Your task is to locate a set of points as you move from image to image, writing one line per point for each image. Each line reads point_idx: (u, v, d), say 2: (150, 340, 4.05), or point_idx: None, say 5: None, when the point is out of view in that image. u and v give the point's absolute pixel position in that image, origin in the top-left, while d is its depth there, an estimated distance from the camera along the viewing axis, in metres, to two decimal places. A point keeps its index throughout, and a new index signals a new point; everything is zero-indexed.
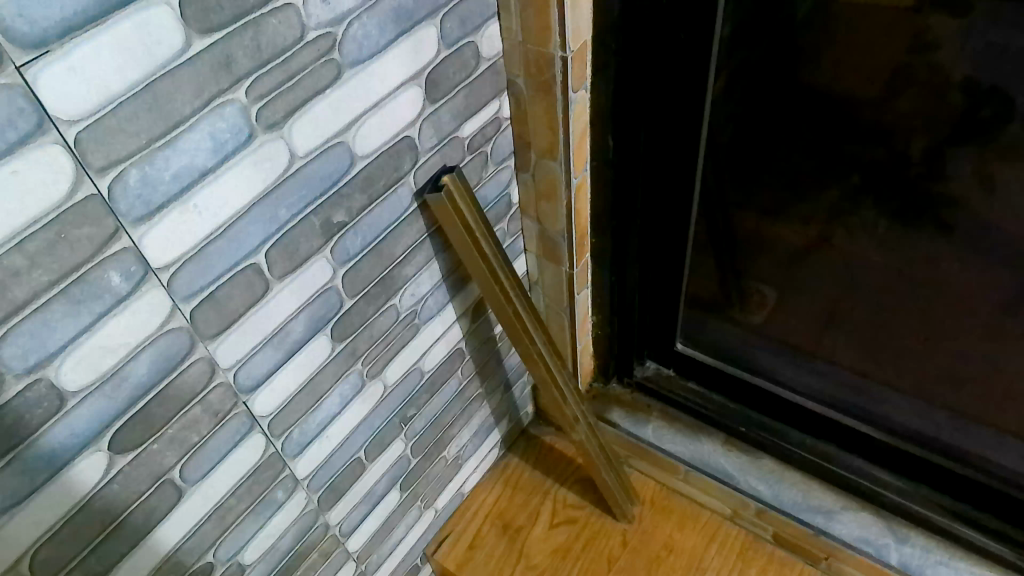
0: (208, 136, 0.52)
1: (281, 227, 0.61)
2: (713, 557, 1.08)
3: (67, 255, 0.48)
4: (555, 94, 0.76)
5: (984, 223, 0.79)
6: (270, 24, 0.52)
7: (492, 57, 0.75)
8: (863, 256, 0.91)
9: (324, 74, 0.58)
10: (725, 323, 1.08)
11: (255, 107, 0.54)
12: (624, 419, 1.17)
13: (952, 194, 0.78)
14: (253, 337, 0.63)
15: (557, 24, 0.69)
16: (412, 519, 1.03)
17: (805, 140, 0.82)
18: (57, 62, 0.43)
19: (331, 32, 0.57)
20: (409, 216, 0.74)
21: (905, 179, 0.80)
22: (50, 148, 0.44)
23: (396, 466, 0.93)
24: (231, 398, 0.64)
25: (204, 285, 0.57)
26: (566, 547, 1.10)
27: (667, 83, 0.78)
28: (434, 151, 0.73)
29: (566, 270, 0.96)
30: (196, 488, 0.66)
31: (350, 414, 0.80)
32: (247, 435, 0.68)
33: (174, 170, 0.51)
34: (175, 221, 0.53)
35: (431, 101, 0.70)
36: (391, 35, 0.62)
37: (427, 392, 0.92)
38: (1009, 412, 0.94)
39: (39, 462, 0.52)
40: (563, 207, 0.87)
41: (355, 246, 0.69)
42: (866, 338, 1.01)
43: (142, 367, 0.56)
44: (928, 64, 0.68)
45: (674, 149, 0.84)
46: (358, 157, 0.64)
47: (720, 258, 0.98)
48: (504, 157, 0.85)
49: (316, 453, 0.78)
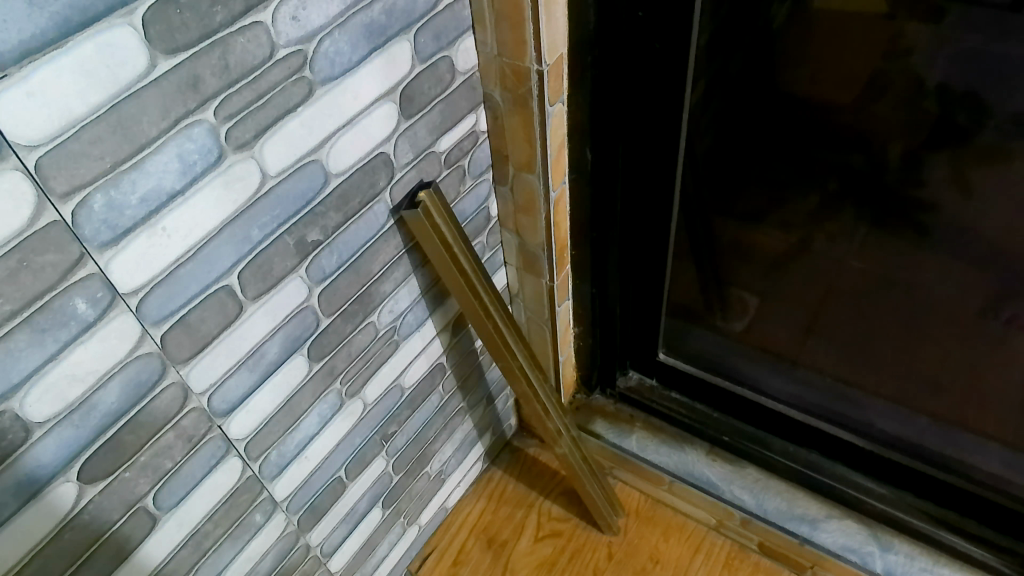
0: (176, 157, 0.51)
1: (254, 248, 0.60)
2: (699, 568, 1.08)
3: (30, 283, 0.46)
4: (532, 108, 0.75)
5: (961, 227, 0.80)
6: (239, 42, 0.51)
7: (468, 71, 0.74)
8: (842, 263, 0.91)
9: (295, 92, 0.57)
10: (707, 332, 1.07)
11: (224, 127, 0.53)
12: (607, 430, 1.16)
13: (926, 199, 0.79)
14: (227, 360, 0.62)
15: (532, 38, 0.69)
16: (395, 537, 1.02)
17: (784, 148, 0.81)
18: (16, 86, 0.41)
19: (302, 49, 0.56)
20: (386, 232, 0.73)
21: (883, 185, 0.80)
22: (10, 174, 0.43)
23: (377, 483, 0.92)
24: (205, 422, 0.63)
25: (174, 309, 0.56)
26: (551, 560, 1.09)
27: (644, 92, 0.78)
28: (411, 166, 0.72)
29: (547, 283, 0.95)
30: (171, 515, 0.64)
31: (330, 433, 0.79)
32: (223, 458, 0.67)
33: (141, 194, 0.50)
34: (144, 244, 0.51)
35: (406, 117, 0.69)
36: (364, 51, 0.61)
37: (408, 408, 0.91)
38: (990, 417, 0.95)
39: (5, 495, 0.51)
40: (543, 220, 0.86)
41: (331, 265, 0.68)
42: (847, 346, 1.01)
43: (112, 395, 0.54)
44: (903, 70, 0.68)
45: (653, 160, 0.84)
46: (332, 174, 0.63)
47: (700, 266, 0.99)
48: (482, 171, 0.84)
49: (295, 474, 0.77)
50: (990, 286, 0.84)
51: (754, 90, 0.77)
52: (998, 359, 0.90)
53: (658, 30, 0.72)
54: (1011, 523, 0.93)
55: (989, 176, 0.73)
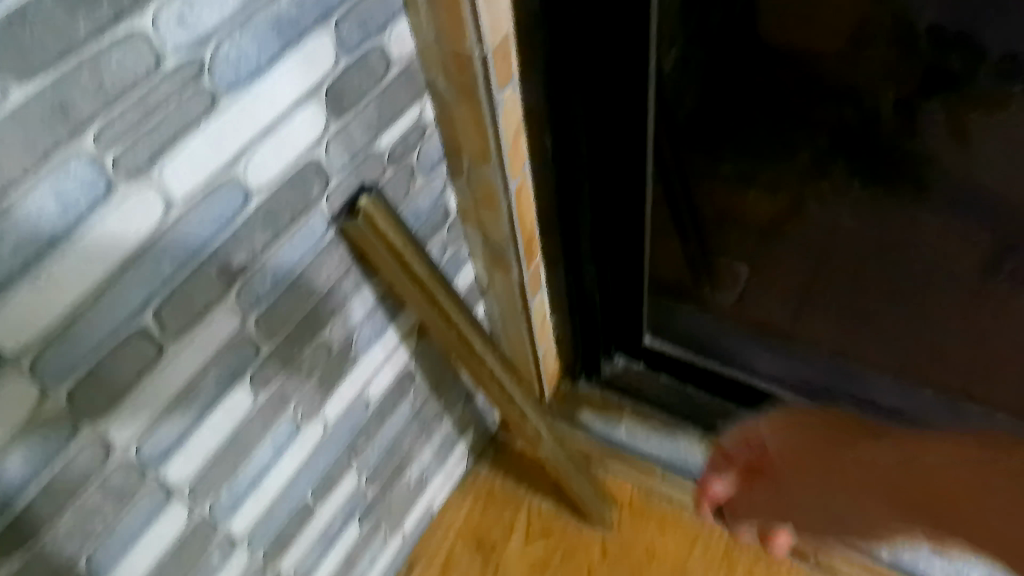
0: (53, 196, 0.44)
1: (168, 282, 0.53)
2: (697, 562, 1.03)
3: None
4: (480, 97, 0.67)
5: (967, 183, 0.73)
6: (113, 57, 0.44)
7: (403, 61, 0.66)
8: (835, 225, 0.84)
9: (195, 106, 0.49)
10: (695, 308, 1.01)
11: (110, 155, 0.46)
12: (595, 420, 1.10)
13: (924, 152, 0.72)
14: (152, 406, 0.56)
15: (470, 19, 0.61)
16: (377, 549, 0.97)
17: (768, 108, 0.76)
18: None
19: (196, 56, 0.48)
20: (327, 245, 0.66)
21: (876, 139, 0.73)
22: None
23: (351, 500, 0.87)
24: (135, 473, 0.57)
25: (78, 362, 0.49)
26: (544, 560, 1.05)
27: (604, 67, 0.70)
28: (348, 170, 0.65)
29: (517, 277, 0.88)
30: (110, 573, 0.59)
31: (288, 461, 0.73)
32: (163, 507, 0.61)
33: (15, 243, 0.43)
34: (28, 299, 0.45)
35: (336, 117, 0.61)
36: (276, 50, 0.53)
37: (377, 420, 0.85)
38: (1003, 383, 0.89)
39: None
40: (505, 214, 0.79)
41: (264, 288, 0.61)
42: (846, 310, 0.94)
43: (14, 465, 0.49)
44: (892, 13, 0.62)
45: (621, 137, 0.77)
46: (253, 192, 0.56)
47: (687, 240, 0.93)
48: (435, 165, 0.76)
49: (252, 508, 0.71)
50: (998, 245, 0.78)
51: (732, 45, 0.70)
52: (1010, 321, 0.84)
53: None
54: None
55: (992, 125, 0.66)
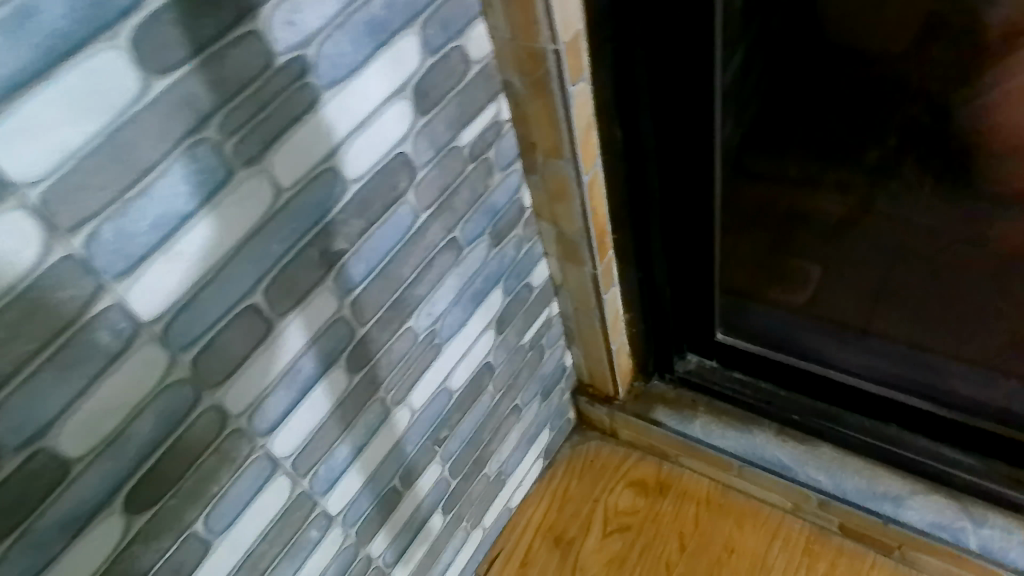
0: (183, 179, 0.49)
1: (276, 262, 0.58)
2: (778, 555, 1.04)
3: (47, 322, 0.46)
4: (553, 91, 0.73)
5: None
6: (233, 54, 0.49)
7: (482, 60, 0.71)
8: (909, 221, 0.88)
9: (300, 100, 0.54)
10: (765, 306, 1.04)
11: (230, 144, 0.51)
12: (668, 417, 1.11)
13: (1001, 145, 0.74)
14: (262, 380, 0.61)
15: (544, 16, 0.66)
16: (459, 541, 1.01)
17: (842, 102, 0.78)
18: (6, 124, 0.40)
19: (302, 54, 0.53)
20: (412, 235, 0.71)
21: (948, 134, 0.77)
22: (14, 215, 0.42)
23: (435, 489, 0.91)
24: (247, 443, 0.63)
25: (200, 333, 0.55)
26: (621, 557, 1.06)
27: (681, 107, 0.77)
28: (431, 164, 0.70)
29: (590, 271, 0.93)
30: (223, 538, 0.64)
31: (377, 444, 0.78)
32: (270, 478, 0.66)
33: (151, 220, 0.48)
34: (161, 271, 0.50)
35: (421, 113, 0.66)
36: (368, 50, 0.58)
37: (459, 411, 0.90)
38: None
39: (52, 532, 0.51)
40: (577, 206, 0.84)
41: (359, 273, 0.66)
42: (920, 307, 0.97)
43: (145, 426, 0.54)
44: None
45: (687, 175, 0.84)
46: (350, 181, 0.61)
47: (773, 240, 0.96)
48: (510, 161, 0.81)
49: (346, 486, 0.76)
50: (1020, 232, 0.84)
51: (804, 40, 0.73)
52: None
53: (678, 28, 0.70)
54: None
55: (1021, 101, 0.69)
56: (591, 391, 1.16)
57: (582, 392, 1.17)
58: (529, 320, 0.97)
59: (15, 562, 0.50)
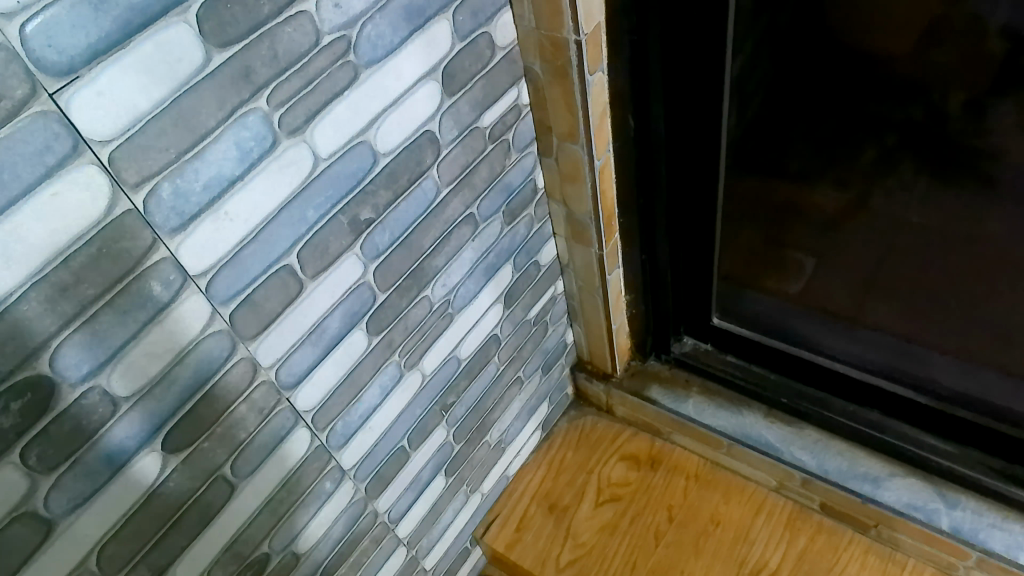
0: (234, 145, 0.54)
1: (311, 227, 0.63)
2: (761, 529, 1.10)
3: (109, 269, 0.50)
4: (572, 79, 0.77)
5: None
6: (285, 32, 0.53)
7: (506, 46, 0.76)
8: (901, 218, 0.91)
9: (341, 77, 0.59)
10: (761, 294, 1.09)
11: (277, 114, 0.55)
12: (663, 396, 1.17)
13: (992, 148, 0.78)
14: (291, 336, 0.66)
15: (568, 9, 0.70)
16: (459, 503, 1.06)
17: (845, 100, 0.82)
18: (86, 87, 0.44)
19: (346, 34, 0.58)
20: (433, 209, 0.75)
21: (946, 138, 0.80)
22: (87, 169, 0.46)
23: (440, 452, 0.96)
24: (274, 394, 0.67)
25: (240, 289, 0.59)
26: (613, 524, 1.12)
27: (689, 99, 0.81)
28: (455, 142, 0.74)
29: (596, 251, 0.97)
30: (248, 483, 0.69)
31: (390, 404, 0.83)
32: (292, 429, 0.71)
33: (204, 181, 0.53)
34: (210, 229, 0.55)
35: (448, 94, 0.71)
36: (404, 33, 0.63)
37: (466, 378, 0.94)
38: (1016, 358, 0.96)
39: (99, 465, 0.55)
40: (588, 189, 0.88)
41: (384, 241, 0.71)
42: (907, 301, 1.01)
43: (187, 372, 0.58)
44: (964, 14, 0.69)
45: (693, 164, 0.89)
46: (380, 154, 0.66)
47: (771, 232, 1.00)
48: (526, 144, 0.86)
49: (360, 443, 0.81)
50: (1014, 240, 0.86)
51: (807, 41, 0.77)
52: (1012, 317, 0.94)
53: (691, 24, 0.74)
54: (1009, 449, 0.97)
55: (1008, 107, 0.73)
56: (590, 368, 1.22)
57: (581, 368, 1.23)
58: (537, 296, 1.02)
59: (66, 488, 0.54)
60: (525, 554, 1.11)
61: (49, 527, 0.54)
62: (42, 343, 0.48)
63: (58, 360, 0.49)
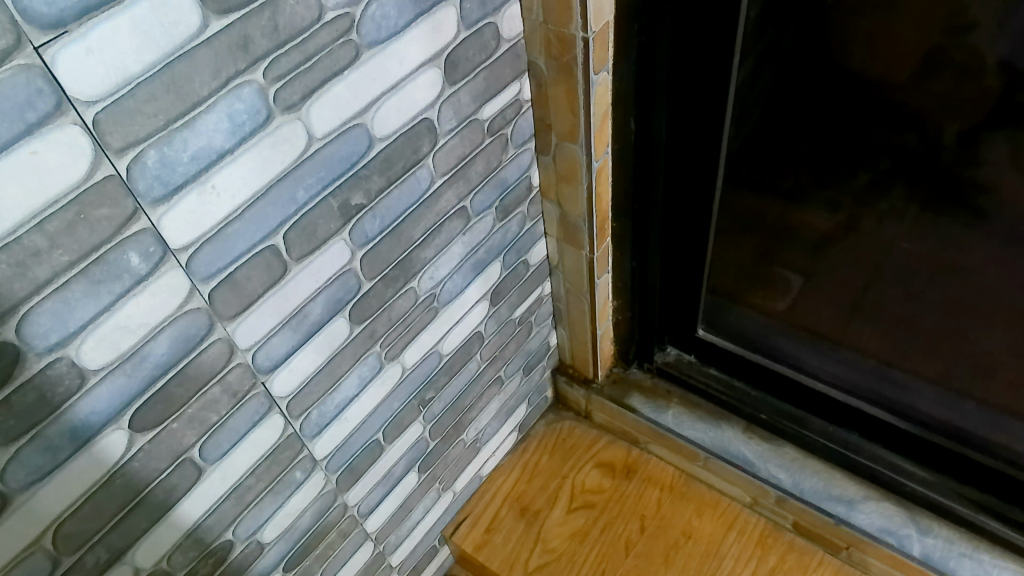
0: (226, 117, 0.52)
1: (299, 209, 0.61)
2: (732, 545, 1.09)
3: (86, 236, 0.48)
4: (577, 76, 0.76)
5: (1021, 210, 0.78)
6: (287, 4, 0.51)
7: (513, 39, 0.75)
8: (892, 245, 0.91)
9: (342, 56, 0.57)
10: (748, 309, 1.08)
11: (272, 88, 0.53)
12: (643, 404, 1.16)
13: (984, 181, 0.78)
14: (271, 319, 0.64)
15: (579, 6, 0.69)
16: (430, 501, 1.04)
17: (845, 123, 0.81)
18: (75, 43, 0.42)
19: (349, 12, 0.56)
20: (425, 200, 0.73)
21: (938, 166, 0.79)
22: (70, 129, 0.44)
23: (414, 448, 0.94)
24: (249, 378, 0.65)
25: (222, 266, 0.57)
26: (584, 531, 1.11)
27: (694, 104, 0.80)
28: (453, 133, 0.73)
29: (587, 255, 0.96)
30: (215, 467, 0.67)
31: (368, 396, 0.81)
32: (265, 416, 0.69)
33: (192, 152, 0.51)
34: (196, 202, 0.53)
35: (450, 83, 0.69)
36: (410, 16, 0.61)
37: (446, 374, 0.93)
38: (995, 388, 0.97)
39: (62, 439, 0.53)
40: (583, 190, 0.87)
41: (374, 229, 0.69)
42: (891, 326, 1.01)
43: (161, 348, 0.56)
44: (964, 46, 0.68)
45: (693, 172, 0.88)
46: (376, 139, 0.64)
47: (762, 248, 0.99)
48: (525, 140, 0.85)
49: (334, 434, 0.79)
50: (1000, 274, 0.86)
51: (812, 58, 0.76)
52: (997, 348, 0.94)
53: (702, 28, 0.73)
54: (984, 479, 0.97)
55: (1003, 140, 0.73)
56: (572, 372, 1.21)
57: (563, 372, 1.22)
58: (523, 295, 1.01)
59: (25, 461, 0.51)
60: (493, 556, 1.10)
61: (5, 501, 0.52)
62: (9, 308, 0.46)
63: (25, 327, 0.47)
